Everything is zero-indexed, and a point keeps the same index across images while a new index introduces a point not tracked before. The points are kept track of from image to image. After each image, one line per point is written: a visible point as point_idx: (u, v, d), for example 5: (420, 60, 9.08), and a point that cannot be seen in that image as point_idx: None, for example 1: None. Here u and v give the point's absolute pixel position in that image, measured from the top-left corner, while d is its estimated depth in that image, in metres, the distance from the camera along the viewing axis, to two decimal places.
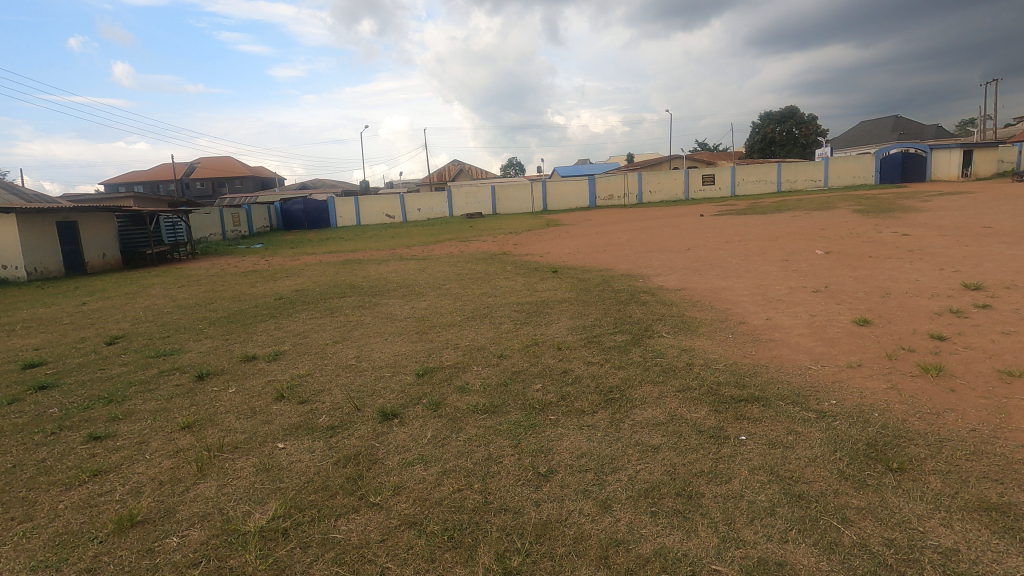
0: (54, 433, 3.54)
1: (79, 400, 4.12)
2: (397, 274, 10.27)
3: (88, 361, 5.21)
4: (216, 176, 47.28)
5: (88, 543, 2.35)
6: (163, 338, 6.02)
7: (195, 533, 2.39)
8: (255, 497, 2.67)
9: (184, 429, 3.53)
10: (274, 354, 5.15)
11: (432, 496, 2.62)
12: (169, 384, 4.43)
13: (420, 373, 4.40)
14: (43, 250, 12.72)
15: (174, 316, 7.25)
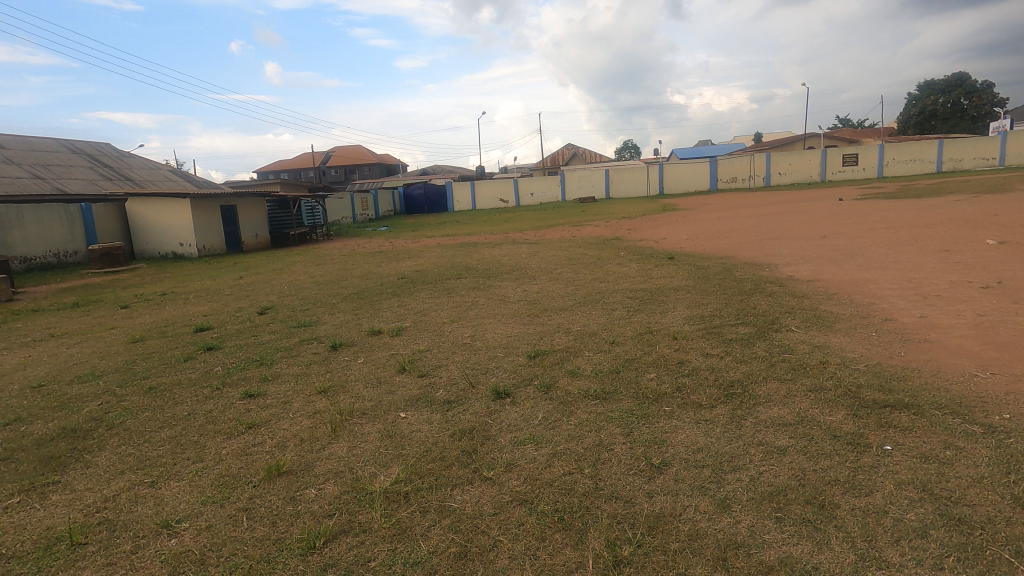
0: (218, 388, 4.09)
1: (236, 362, 4.73)
2: (510, 258, 10.44)
3: (244, 328, 5.92)
4: (347, 164, 51.17)
5: (245, 486, 2.69)
6: (303, 311, 6.68)
7: (329, 488, 2.64)
8: (380, 460, 2.88)
9: (321, 393, 3.90)
10: (397, 329, 5.50)
11: (542, 476, 2.65)
12: (308, 352, 4.92)
13: (532, 356, 4.46)
14: (210, 231, 14.63)
15: (312, 291, 8.00)
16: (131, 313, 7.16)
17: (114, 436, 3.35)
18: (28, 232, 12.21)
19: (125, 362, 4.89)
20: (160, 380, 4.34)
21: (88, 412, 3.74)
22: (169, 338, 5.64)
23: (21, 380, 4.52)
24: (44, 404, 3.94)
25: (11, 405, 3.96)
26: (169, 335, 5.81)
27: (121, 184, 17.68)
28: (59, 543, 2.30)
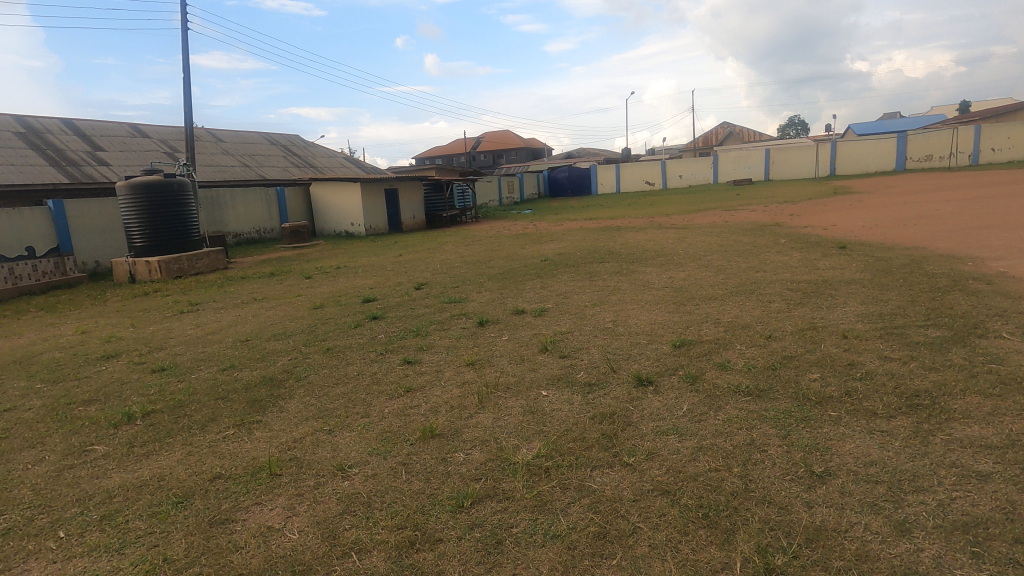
0: (382, 354, 4.56)
1: (396, 331, 5.21)
2: (655, 243, 10.09)
3: (403, 301, 6.49)
4: (495, 149, 53.02)
5: (404, 443, 2.97)
6: (454, 288, 7.13)
7: (476, 454, 2.81)
8: (523, 434, 3.00)
9: (469, 365, 4.15)
10: (539, 310, 5.63)
11: (686, 469, 2.55)
12: (458, 326, 5.25)
13: (677, 345, 4.28)
14: (375, 212, 16.18)
15: (461, 270, 8.49)
16: (312, 283, 8.21)
17: (300, 387, 3.90)
18: (238, 212, 14.55)
19: (308, 325, 5.64)
20: (335, 342, 4.94)
21: (282, 366, 4.39)
22: (342, 307, 6.38)
23: (233, 335, 5.46)
24: (250, 356, 4.70)
25: (227, 354, 4.79)
26: (342, 303, 6.57)
27: (306, 170, 20.24)
28: (261, 472, 2.75)
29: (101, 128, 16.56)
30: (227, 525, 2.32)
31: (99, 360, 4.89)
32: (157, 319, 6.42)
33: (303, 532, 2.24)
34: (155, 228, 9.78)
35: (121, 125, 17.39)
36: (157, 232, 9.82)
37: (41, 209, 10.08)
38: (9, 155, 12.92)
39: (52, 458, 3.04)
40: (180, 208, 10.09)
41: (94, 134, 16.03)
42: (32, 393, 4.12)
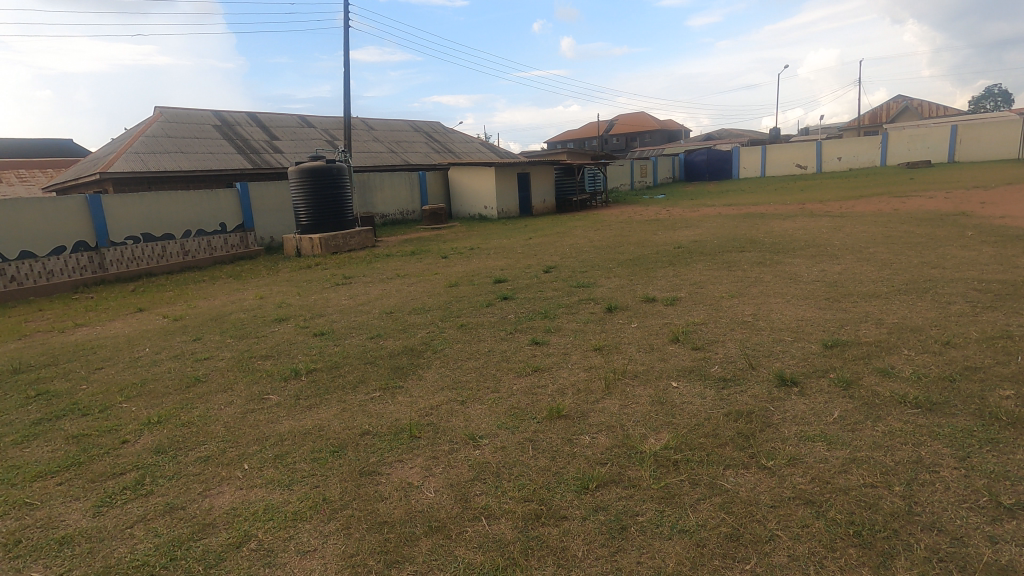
0: (511, 333, 4.71)
1: (525, 312, 5.34)
2: (806, 233, 9.16)
3: (532, 283, 6.62)
4: (629, 132, 51.49)
5: (531, 420, 3.06)
6: (582, 272, 7.11)
7: (602, 438, 2.80)
8: (651, 424, 2.93)
9: (596, 350, 4.14)
10: (671, 299, 5.41)
11: (835, 481, 2.32)
12: (586, 311, 5.24)
13: (829, 345, 3.88)
14: (508, 196, 16.62)
15: (591, 255, 8.43)
16: (448, 263, 8.69)
17: (437, 359, 4.17)
18: (385, 195, 15.80)
19: (445, 301, 6.00)
20: (469, 319, 5.20)
21: (421, 338, 4.73)
22: (475, 286, 6.68)
23: (379, 307, 5.98)
24: (394, 327, 5.13)
25: (374, 324, 5.27)
26: (475, 283, 6.88)
27: (445, 156, 21.33)
28: (402, 432, 3.01)
29: (277, 120, 18.86)
30: (374, 476, 2.58)
31: (273, 322, 5.65)
32: (318, 289, 7.24)
33: (438, 492, 2.41)
34: (317, 208, 10.98)
35: (292, 117, 19.65)
36: (319, 212, 11.01)
37: (231, 191, 11.80)
38: (209, 145, 15.26)
39: (239, 402, 3.60)
40: (337, 190, 11.17)
41: (272, 125, 18.34)
42: (224, 346, 4.89)
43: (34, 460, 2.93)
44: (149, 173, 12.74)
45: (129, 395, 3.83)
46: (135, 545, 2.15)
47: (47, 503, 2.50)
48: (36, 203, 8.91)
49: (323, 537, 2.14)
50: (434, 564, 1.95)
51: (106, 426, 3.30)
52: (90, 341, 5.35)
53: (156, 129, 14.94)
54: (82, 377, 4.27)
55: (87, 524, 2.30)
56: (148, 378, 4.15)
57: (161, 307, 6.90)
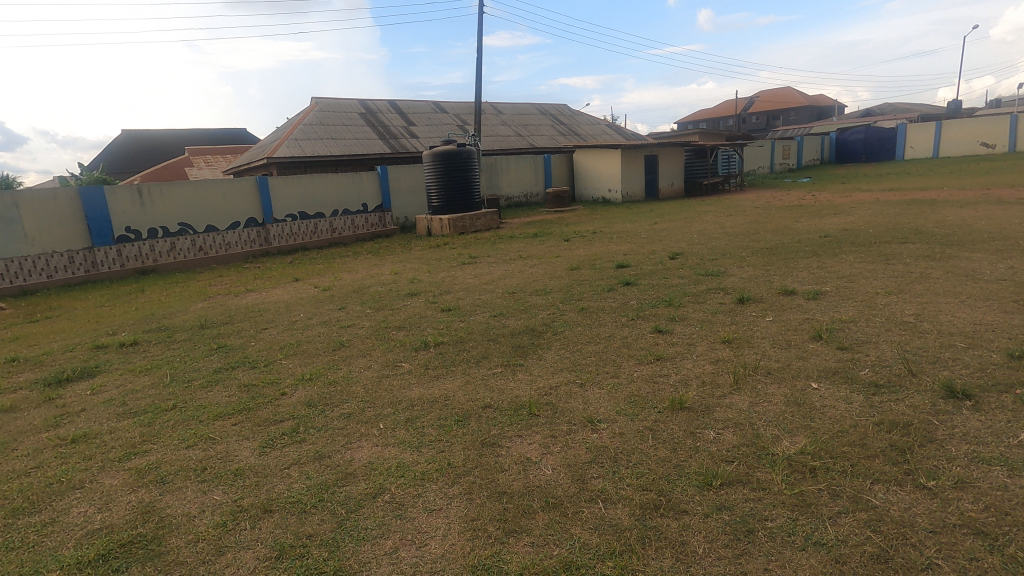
0: (633, 319, 4.61)
1: (648, 299, 5.19)
2: (990, 223, 7.80)
3: (657, 270, 6.39)
4: (771, 110, 47.29)
5: (652, 409, 2.98)
6: (712, 260, 6.72)
7: (728, 436, 2.65)
8: (785, 425, 2.72)
9: (724, 343, 3.91)
10: (814, 293, 4.93)
11: (1018, 514, 1.98)
12: (714, 301, 4.96)
13: (1015, 356, 3.29)
14: (634, 179, 16.15)
15: (721, 242, 7.93)
16: (570, 246, 8.68)
17: (557, 340, 4.22)
18: (510, 177, 16.13)
19: (566, 284, 6.01)
20: (590, 304, 5.16)
21: (541, 318, 4.81)
22: (597, 270, 6.61)
23: (503, 286, 6.16)
24: (516, 307, 5.26)
25: (497, 303, 5.45)
26: (597, 267, 6.80)
27: (570, 138, 21.22)
28: (522, 409, 3.09)
29: (414, 107, 20.00)
30: (495, 448, 2.68)
31: (406, 296, 6.06)
32: (446, 267, 7.62)
33: (556, 470, 2.45)
34: (448, 190, 11.53)
35: (428, 103, 20.71)
36: (449, 193, 11.56)
37: (373, 173, 12.76)
38: (355, 132, 16.62)
39: (375, 368, 3.93)
40: (466, 172, 11.60)
41: (410, 111, 19.49)
42: (364, 316, 5.36)
43: (216, 402, 3.46)
44: (305, 157, 14.21)
45: (287, 353, 4.36)
46: (291, 483, 2.45)
47: (225, 438, 2.94)
48: (219, 185, 10.37)
49: (447, 499, 2.28)
50: (550, 539, 1.99)
51: (269, 379, 3.79)
52: (257, 305, 6.15)
53: (312, 117, 16.57)
54: (251, 335, 4.93)
55: (254, 461, 2.68)
56: (302, 340, 4.69)
57: (313, 278, 7.72)
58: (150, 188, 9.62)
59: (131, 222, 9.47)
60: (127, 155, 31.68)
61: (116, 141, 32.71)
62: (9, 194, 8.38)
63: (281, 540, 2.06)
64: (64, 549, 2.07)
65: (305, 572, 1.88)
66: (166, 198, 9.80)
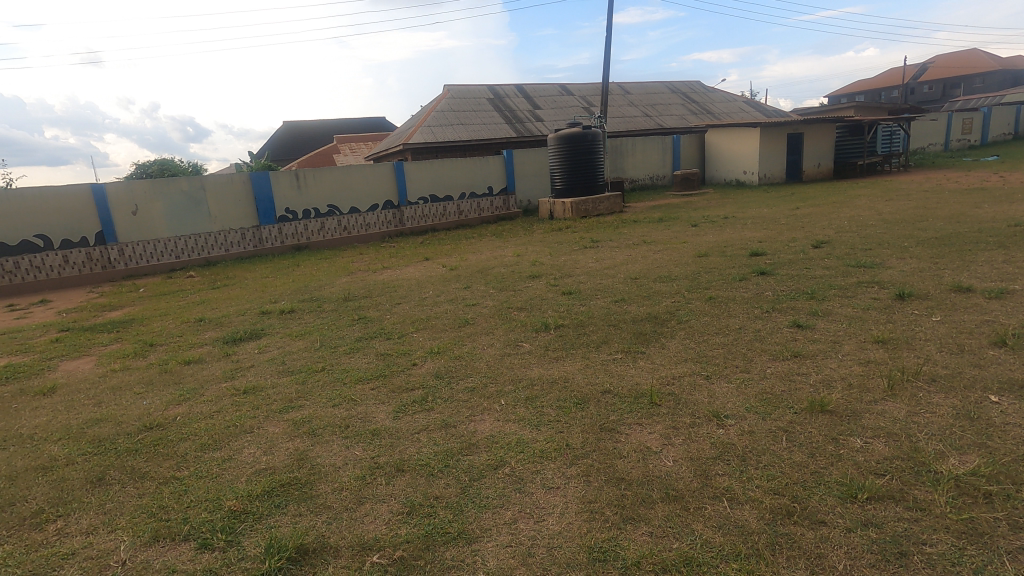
0: (768, 311, 4.28)
1: (786, 290, 4.77)
2: None
3: (797, 259, 5.84)
4: (949, 77, 40.65)
5: (787, 409, 2.76)
6: (865, 250, 6.00)
7: (879, 446, 2.37)
8: (953, 441, 2.36)
9: (877, 343, 3.49)
10: (998, 291, 4.20)
11: None
12: (866, 296, 4.43)
13: None
14: (773, 159, 14.86)
15: (878, 230, 7.04)
16: (699, 232, 8.24)
17: (682, 330, 4.05)
18: (636, 160, 15.64)
19: (693, 272, 5.72)
20: (718, 293, 4.87)
21: (665, 306, 4.64)
22: (728, 258, 6.21)
23: (625, 272, 6.03)
24: (638, 293, 5.12)
25: (619, 288, 5.35)
26: (728, 255, 6.38)
27: (703, 117, 20.01)
28: (643, 397, 3.02)
29: (540, 90, 20.07)
30: (614, 433, 2.66)
31: (527, 278, 6.17)
32: (568, 250, 7.62)
33: (677, 463, 2.38)
34: (572, 173, 11.48)
35: (554, 86, 20.66)
36: (573, 176, 11.51)
37: (499, 157, 13.07)
38: (484, 117, 17.11)
39: (498, 346, 4.07)
40: (591, 155, 11.44)
41: (536, 95, 19.61)
42: (488, 296, 5.56)
43: (357, 367, 3.81)
44: (437, 143, 14.94)
45: (418, 327, 4.67)
46: (421, 447, 2.64)
47: (364, 401, 3.24)
48: (362, 170, 11.27)
49: (565, 478, 2.31)
50: (670, 531, 1.94)
51: (402, 350, 4.10)
52: (392, 281, 6.64)
53: (444, 104, 17.32)
54: (387, 309, 5.35)
55: (389, 423, 2.93)
56: (431, 316, 4.98)
57: (441, 258, 8.14)
58: (306, 173, 10.72)
59: (290, 204, 10.65)
60: (287, 144, 35.57)
61: (278, 131, 36.84)
62: (199, 179, 9.82)
63: (411, 498, 2.23)
64: (239, 482, 2.43)
65: (432, 530, 2.02)
66: (318, 183, 10.87)
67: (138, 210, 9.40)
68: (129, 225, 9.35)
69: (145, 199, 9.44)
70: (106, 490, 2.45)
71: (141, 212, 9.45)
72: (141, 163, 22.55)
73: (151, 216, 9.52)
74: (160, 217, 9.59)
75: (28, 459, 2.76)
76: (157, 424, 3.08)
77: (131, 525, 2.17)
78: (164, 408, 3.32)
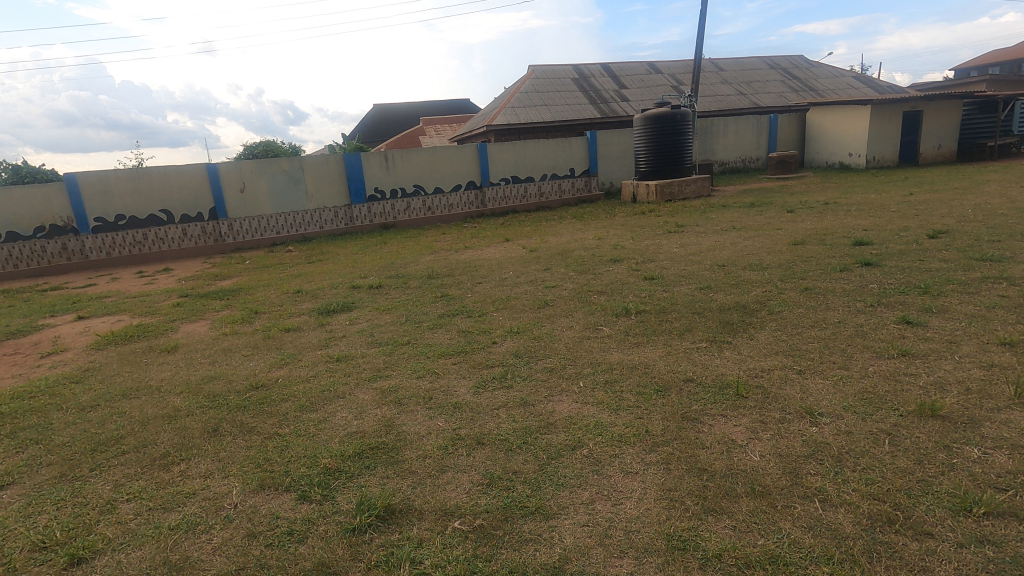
0: (872, 305, 3.96)
1: (895, 283, 4.38)
2: None
3: (908, 250, 5.34)
4: None
5: (891, 411, 2.55)
6: (993, 242, 5.36)
7: (1001, 458, 2.14)
8: None
9: (1004, 345, 3.13)
10: None
11: None
12: (992, 292, 3.97)
13: None
14: (885, 140, 13.58)
15: (1008, 219, 6.27)
16: (795, 218, 7.74)
17: (772, 320, 3.84)
18: (728, 141, 14.84)
19: (787, 260, 5.38)
20: (815, 283, 4.57)
21: (755, 295, 4.41)
22: (827, 247, 5.79)
23: (712, 258, 5.78)
24: (725, 280, 4.90)
25: (704, 275, 5.15)
26: (828, 243, 5.95)
27: (804, 95, 18.58)
28: (729, 389, 2.91)
29: (627, 69, 19.45)
30: (696, 423, 2.59)
31: (608, 262, 6.07)
32: (651, 235, 7.42)
33: (764, 458, 2.28)
34: (658, 155, 11.10)
35: (641, 64, 19.92)
36: (659, 158, 11.13)
37: (582, 138, 12.84)
38: (567, 97, 16.86)
39: (577, 329, 4.06)
40: (679, 136, 10.98)
41: (623, 74, 19.04)
42: (568, 278, 5.53)
43: (439, 342, 3.96)
44: (520, 124, 14.93)
45: (498, 306, 4.75)
46: (500, 423, 2.71)
47: (447, 375, 3.36)
48: (446, 151, 11.50)
49: (645, 464, 2.29)
50: (755, 527, 1.88)
51: (482, 328, 4.19)
52: (473, 261, 6.77)
53: (528, 85, 17.23)
54: (468, 288, 5.48)
55: (470, 397, 3.02)
56: (511, 296, 5.04)
57: (521, 239, 8.20)
58: (393, 154, 11.10)
59: (378, 183, 11.10)
60: (377, 127, 36.95)
61: (369, 114, 38.28)
62: (298, 160, 10.45)
63: (490, 471, 2.30)
64: (333, 442, 2.61)
65: (511, 503, 2.07)
66: (405, 163, 11.22)
67: (244, 188, 10.17)
68: (237, 201, 10.14)
69: (250, 177, 10.19)
70: (219, 440, 2.72)
71: (248, 190, 10.23)
72: (246, 145, 24.33)
73: (256, 194, 10.27)
74: (263, 194, 10.32)
75: (156, 408, 3.12)
76: (261, 384, 3.37)
77: (241, 473, 2.40)
78: (267, 370, 3.62)
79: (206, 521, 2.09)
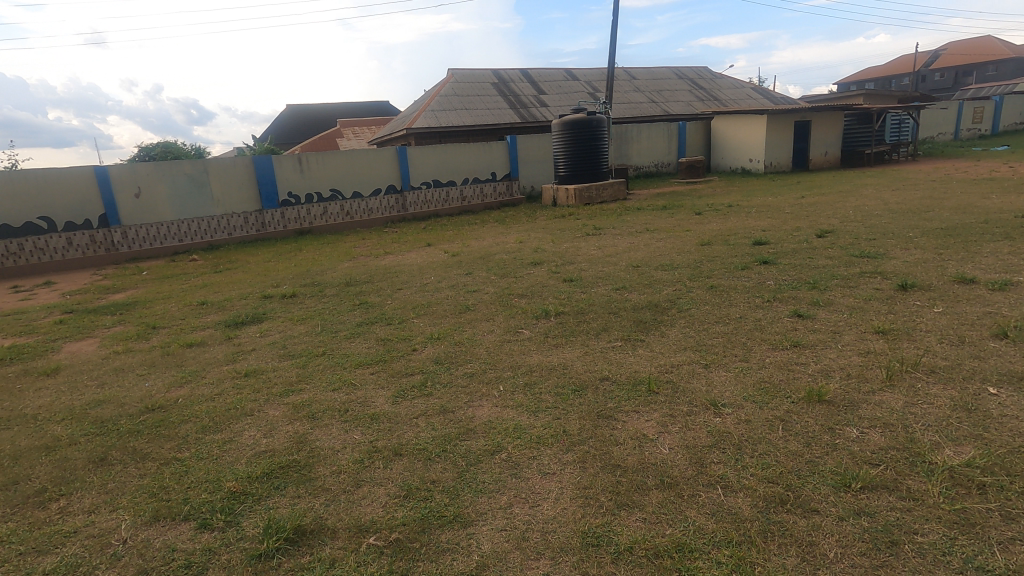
0: (769, 301, 4.26)
1: (789, 280, 4.75)
2: None
3: (800, 249, 5.81)
4: (962, 64, 39.84)
5: (784, 398, 2.76)
6: (870, 240, 5.94)
7: (874, 436, 2.38)
8: (948, 433, 2.35)
9: (878, 333, 3.48)
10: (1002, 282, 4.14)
11: None
12: (868, 286, 4.39)
13: None
14: (779, 147, 14.75)
15: (882, 220, 6.97)
16: (702, 220, 8.20)
17: (681, 318, 4.05)
18: (641, 146, 15.50)
19: (694, 260, 5.69)
20: (719, 282, 4.86)
21: (666, 294, 4.63)
22: (730, 247, 6.18)
23: (626, 259, 6.01)
24: (640, 281, 5.11)
25: (620, 276, 5.34)
26: (730, 243, 6.36)
27: (709, 104, 19.79)
28: (642, 385, 3.03)
29: (546, 75, 19.84)
30: (611, 420, 2.67)
31: (529, 265, 6.16)
32: (570, 238, 7.61)
33: (673, 450, 2.39)
34: (577, 160, 11.42)
35: (559, 70, 20.41)
36: (577, 163, 11.45)
37: (503, 142, 12.96)
38: (487, 102, 16.95)
39: (498, 332, 4.08)
40: (596, 141, 11.33)
41: (541, 80, 19.41)
42: (489, 282, 5.56)
43: (357, 352, 3.83)
44: (440, 127, 14.83)
45: (419, 313, 4.68)
46: (419, 432, 2.66)
47: (364, 385, 3.26)
48: (364, 154, 11.21)
49: (562, 464, 2.33)
50: (664, 517, 1.96)
51: (403, 335, 4.11)
52: (394, 267, 6.63)
53: (448, 88, 17.15)
54: (388, 294, 5.35)
55: (388, 408, 2.95)
56: (433, 302, 4.98)
57: (443, 243, 8.13)
58: (308, 157, 10.68)
59: (292, 187, 10.63)
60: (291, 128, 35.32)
61: (282, 114, 36.56)
62: (201, 162, 9.81)
63: (408, 482, 2.25)
64: (239, 463, 2.46)
65: (428, 513, 2.04)
66: (321, 167, 10.83)
67: (140, 193, 9.40)
68: (131, 207, 9.34)
69: (147, 181, 9.43)
70: (107, 470, 2.48)
71: (145, 195, 9.45)
72: (143, 146, 22.52)
73: (154, 199, 9.52)
74: (162, 199, 9.59)
75: (31, 439, 2.80)
76: (159, 406, 3.11)
77: (132, 505, 2.20)
78: (165, 390, 3.35)
79: (89, 562, 1.90)
